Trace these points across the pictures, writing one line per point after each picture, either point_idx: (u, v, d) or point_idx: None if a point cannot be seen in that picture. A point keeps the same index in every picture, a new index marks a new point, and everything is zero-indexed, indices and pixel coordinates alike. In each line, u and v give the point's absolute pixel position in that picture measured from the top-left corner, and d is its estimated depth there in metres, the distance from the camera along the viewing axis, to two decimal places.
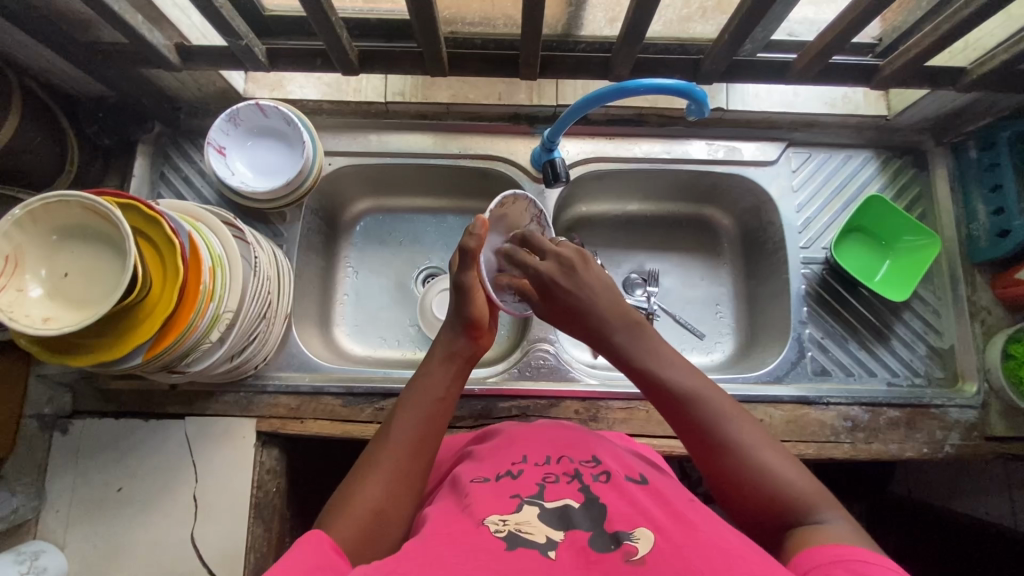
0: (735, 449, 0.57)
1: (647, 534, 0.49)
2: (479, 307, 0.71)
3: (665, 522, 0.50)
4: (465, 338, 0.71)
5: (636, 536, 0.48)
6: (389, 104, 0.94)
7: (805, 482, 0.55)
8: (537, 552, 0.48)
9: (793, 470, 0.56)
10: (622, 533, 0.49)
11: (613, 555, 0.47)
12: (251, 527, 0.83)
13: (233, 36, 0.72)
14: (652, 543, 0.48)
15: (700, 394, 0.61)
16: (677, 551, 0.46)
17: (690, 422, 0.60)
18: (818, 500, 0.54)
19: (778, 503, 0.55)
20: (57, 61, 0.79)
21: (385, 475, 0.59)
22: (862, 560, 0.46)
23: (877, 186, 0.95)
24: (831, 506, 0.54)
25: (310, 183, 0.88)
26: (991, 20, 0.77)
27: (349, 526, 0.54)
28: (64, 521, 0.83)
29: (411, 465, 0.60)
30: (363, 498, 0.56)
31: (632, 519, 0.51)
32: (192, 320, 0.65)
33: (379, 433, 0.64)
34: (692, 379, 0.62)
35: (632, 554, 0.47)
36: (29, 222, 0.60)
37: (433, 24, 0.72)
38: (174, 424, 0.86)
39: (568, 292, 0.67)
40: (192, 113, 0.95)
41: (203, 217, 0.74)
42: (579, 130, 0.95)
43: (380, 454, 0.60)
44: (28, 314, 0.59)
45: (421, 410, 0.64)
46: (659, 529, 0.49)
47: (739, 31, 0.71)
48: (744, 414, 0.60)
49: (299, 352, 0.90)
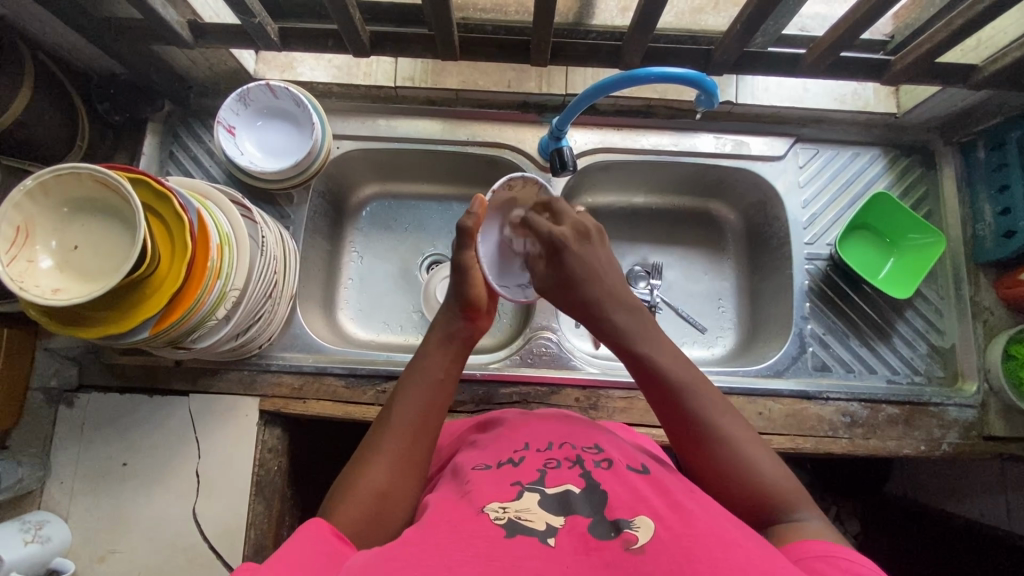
0: (721, 440, 0.59)
1: (648, 522, 0.49)
2: (477, 287, 0.72)
3: (665, 512, 0.51)
4: (463, 321, 0.71)
5: (636, 524, 0.49)
6: (399, 89, 0.94)
7: (784, 480, 0.57)
8: (537, 539, 0.48)
9: (771, 464, 0.59)
10: (623, 521, 0.50)
11: (613, 543, 0.48)
12: (252, 503, 0.84)
13: (246, 14, 0.72)
14: (652, 531, 0.48)
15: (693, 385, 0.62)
16: (678, 541, 0.47)
17: (679, 411, 0.62)
18: (793, 498, 0.56)
19: (758, 499, 0.57)
20: (70, 36, 0.79)
21: (386, 460, 0.59)
22: (849, 559, 0.47)
23: (884, 184, 0.95)
24: (804, 505, 0.56)
25: (318, 166, 0.89)
26: (1005, 17, 0.77)
27: (352, 511, 0.55)
28: (68, 493, 0.84)
29: (412, 450, 0.61)
30: (365, 483, 0.57)
31: (634, 508, 0.51)
32: (200, 294, 0.66)
33: (381, 417, 0.64)
34: (685, 371, 0.63)
35: (631, 543, 0.47)
36: (40, 193, 0.61)
37: (445, 8, 0.72)
38: (178, 401, 0.87)
39: (576, 258, 0.69)
40: (202, 92, 0.96)
41: (211, 194, 0.75)
42: (587, 120, 0.95)
43: (381, 438, 0.61)
44: (39, 285, 0.60)
45: (420, 394, 0.65)
46: (658, 516, 0.50)
47: (750, 22, 0.71)
48: (730, 409, 0.62)
49: (303, 333, 0.91)
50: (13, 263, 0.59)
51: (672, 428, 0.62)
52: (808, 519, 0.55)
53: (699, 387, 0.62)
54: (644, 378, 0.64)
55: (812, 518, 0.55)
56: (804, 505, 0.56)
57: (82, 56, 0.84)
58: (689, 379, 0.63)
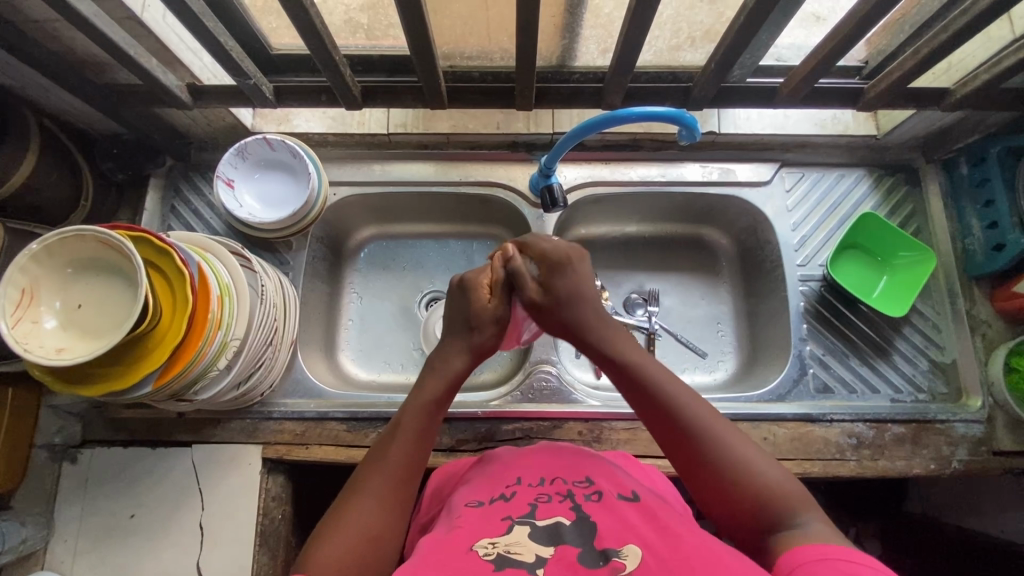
0: (718, 446, 0.60)
1: (636, 550, 0.50)
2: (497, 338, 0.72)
3: (652, 537, 0.52)
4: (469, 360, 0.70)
5: (624, 553, 0.50)
6: (391, 135, 0.98)
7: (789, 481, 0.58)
8: (525, 571, 0.49)
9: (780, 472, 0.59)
10: (611, 550, 0.51)
11: (602, 571, 0.49)
12: (256, 554, 0.83)
13: (242, 75, 0.75)
14: (639, 558, 0.49)
15: (680, 398, 0.63)
16: (663, 565, 0.48)
17: (671, 422, 0.63)
18: (796, 503, 0.56)
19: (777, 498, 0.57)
20: (74, 102, 0.83)
21: (371, 504, 0.59)
22: (847, 560, 0.48)
23: (871, 204, 0.96)
24: (807, 504, 0.56)
25: (315, 214, 0.91)
26: (973, 41, 0.80)
27: (334, 553, 0.55)
28: (72, 551, 0.84)
29: (394, 492, 0.61)
30: (349, 523, 0.58)
31: (622, 536, 0.52)
32: (201, 347, 0.67)
33: (365, 464, 0.64)
34: (673, 387, 0.64)
35: (619, 571, 0.49)
36: (45, 256, 0.62)
37: (433, 62, 0.75)
38: (182, 452, 0.87)
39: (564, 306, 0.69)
40: (201, 148, 0.99)
41: (211, 247, 0.76)
42: (576, 156, 0.98)
43: (365, 483, 0.61)
44: (43, 345, 0.61)
45: (407, 434, 0.64)
46: (646, 544, 0.51)
47: (724, 60, 0.74)
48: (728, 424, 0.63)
49: (304, 378, 0.92)
50: (18, 325, 0.60)
51: (666, 440, 0.63)
52: (810, 522, 0.54)
53: (679, 389, 0.64)
54: (640, 395, 0.65)
55: (815, 521, 0.54)
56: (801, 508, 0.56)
57: (86, 119, 0.88)
58: (684, 398, 0.63)
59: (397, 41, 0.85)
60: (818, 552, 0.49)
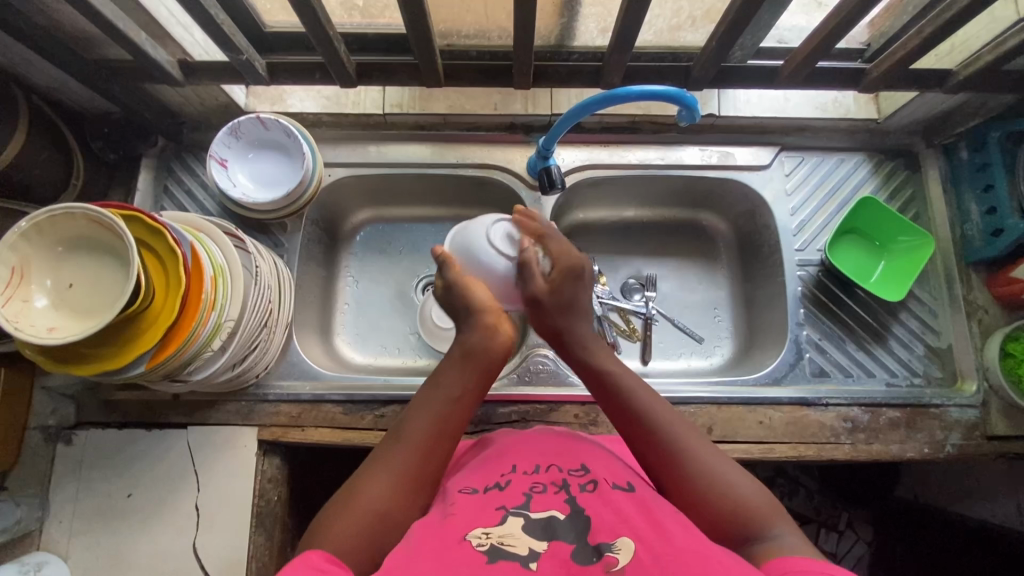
0: (689, 455, 0.61)
1: (628, 544, 0.50)
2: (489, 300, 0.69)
3: (647, 532, 0.51)
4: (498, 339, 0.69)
5: (617, 546, 0.49)
6: (387, 115, 0.97)
7: (760, 495, 0.58)
8: (518, 563, 0.48)
9: (750, 485, 0.59)
10: (604, 543, 0.50)
11: (595, 568, 0.48)
12: (252, 535, 0.83)
13: (233, 51, 0.74)
14: (632, 553, 0.49)
15: (655, 407, 0.65)
16: (657, 561, 0.48)
17: (643, 428, 0.64)
18: (766, 513, 0.57)
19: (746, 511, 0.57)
20: (64, 79, 0.81)
21: (390, 477, 0.59)
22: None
23: (870, 188, 0.96)
24: (779, 519, 0.56)
25: (310, 195, 0.90)
26: (976, 21, 0.79)
27: (348, 526, 0.55)
28: (67, 532, 0.84)
29: (418, 466, 0.60)
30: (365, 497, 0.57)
31: (615, 530, 0.52)
32: (195, 328, 0.66)
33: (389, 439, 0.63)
34: (647, 397, 0.66)
35: (613, 565, 0.48)
36: (35, 233, 0.61)
37: (429, 39, 0.74)
38: (176, 434, 0.86)
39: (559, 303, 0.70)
40: (194, 127, 0.98)
41: (204, 226, 0.75)
42: (573, 138, 0.97)
43: (386, 457, 0.61)
44: (34, 324, 0.60)
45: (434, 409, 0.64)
46: (640, 538, 0.51)
47: (725, 39, 0.72)
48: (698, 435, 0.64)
49: (300, 360, 0.91)
50: (9, 303, 0.59)
51: (636, 445, 0.64)
52: (785, 535, 0.55)
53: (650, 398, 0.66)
54: (616, 403, 0.67)
55: (789, 533, 0.55)
56: (778, 520, 0.56)
57: (77, 97, 0.87)
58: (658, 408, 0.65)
59: (392, 19, 0.83)
60: (801, 565, 0.49)
